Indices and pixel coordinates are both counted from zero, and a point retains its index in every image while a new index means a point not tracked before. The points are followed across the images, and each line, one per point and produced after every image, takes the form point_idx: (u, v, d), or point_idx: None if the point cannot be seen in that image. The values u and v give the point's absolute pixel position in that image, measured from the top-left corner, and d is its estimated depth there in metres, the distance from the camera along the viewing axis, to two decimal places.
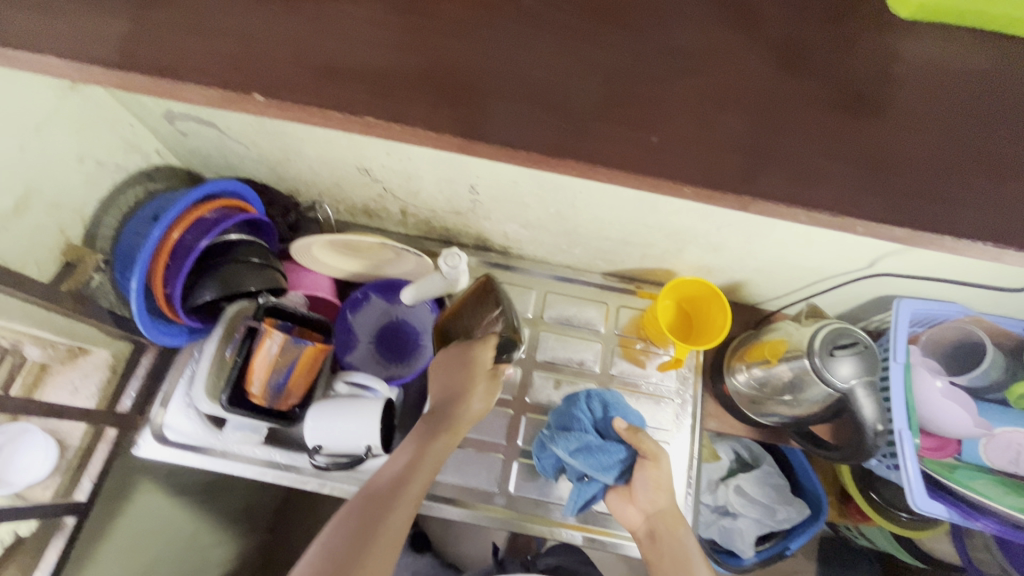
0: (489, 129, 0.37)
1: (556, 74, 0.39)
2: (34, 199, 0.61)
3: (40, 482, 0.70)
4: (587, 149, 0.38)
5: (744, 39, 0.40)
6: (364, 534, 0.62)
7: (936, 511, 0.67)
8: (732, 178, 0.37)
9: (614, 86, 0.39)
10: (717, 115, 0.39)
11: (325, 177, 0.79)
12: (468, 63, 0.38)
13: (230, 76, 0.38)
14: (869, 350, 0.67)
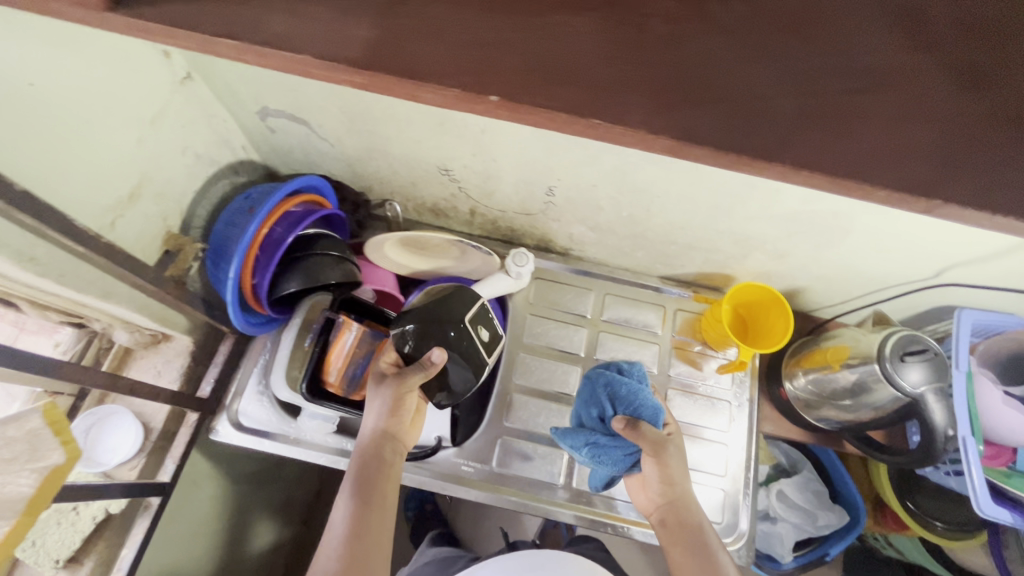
0: (684, 125, 0.31)
1: (746, 67, 0.33)
2: (145, 188, 0.64)
3: (127, 462, 0.74)
4: (793, 148, 0.31)
5: (930, 35, 0.35)
6: (363, 512, 0.63)
7: (1000, 516, 0.69)
8: (939, 178, 0.31)
9: (812, 83, 0.32)
10: (912, 115, 0.32)
11: (401, 176, 0.82)
12: (666, 48, 0.32)
13: (454, 61, 0.33)
14: (939, 358, 0.69)
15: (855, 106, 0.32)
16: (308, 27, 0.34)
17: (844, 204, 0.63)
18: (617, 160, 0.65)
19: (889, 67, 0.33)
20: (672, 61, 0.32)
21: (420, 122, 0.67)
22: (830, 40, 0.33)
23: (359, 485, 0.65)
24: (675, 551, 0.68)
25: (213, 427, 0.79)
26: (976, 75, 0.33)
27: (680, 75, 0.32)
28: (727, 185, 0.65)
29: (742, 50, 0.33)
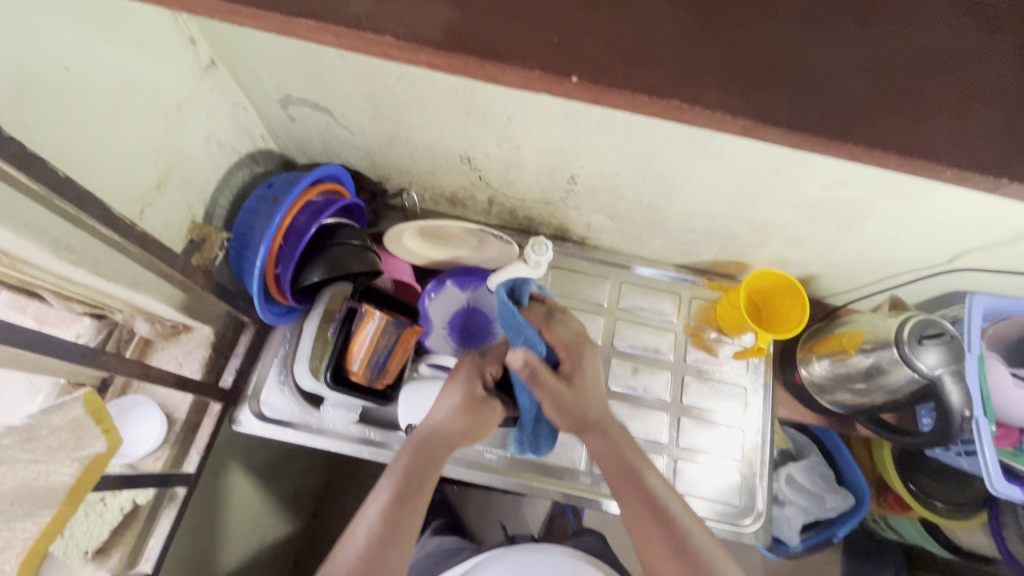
0: (766, 111, 0.32)
1: (817, 53, 0.33)
2: (172, 176, 0.64)
3: (153, 453, 0.74)
4: (864, 132, 0.32)
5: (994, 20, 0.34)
6: (398, 514, 0.65)
7: (1011, 493, 0.71)
8: (997, 161, 0.32)
9: (881, 68, 0.33)
10: (972, 104, 0.33)
11: (421, 165, 0.82)
12: (739, 36, 0.33)
13: (530, 47, 0.33)
14: (955, 342, 0.71)
15: (918, 91, 0.32)
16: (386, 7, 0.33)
17: (867, 190, 0.64)
18: (644, 147, 0.66)
19: (954, 49, 0.33)
20: (745, 47, 0.33)
21: (446, 110, 0.67)
22: (896, 24, 0.34)
23: (401, 487, 0.67)
24: (638, 530, 0.67)
25: (236, 417, 0.79)
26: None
27: (756, 61, 0.32)
28: (752, 172, 0.66)
29: (815, 32, 0.33)
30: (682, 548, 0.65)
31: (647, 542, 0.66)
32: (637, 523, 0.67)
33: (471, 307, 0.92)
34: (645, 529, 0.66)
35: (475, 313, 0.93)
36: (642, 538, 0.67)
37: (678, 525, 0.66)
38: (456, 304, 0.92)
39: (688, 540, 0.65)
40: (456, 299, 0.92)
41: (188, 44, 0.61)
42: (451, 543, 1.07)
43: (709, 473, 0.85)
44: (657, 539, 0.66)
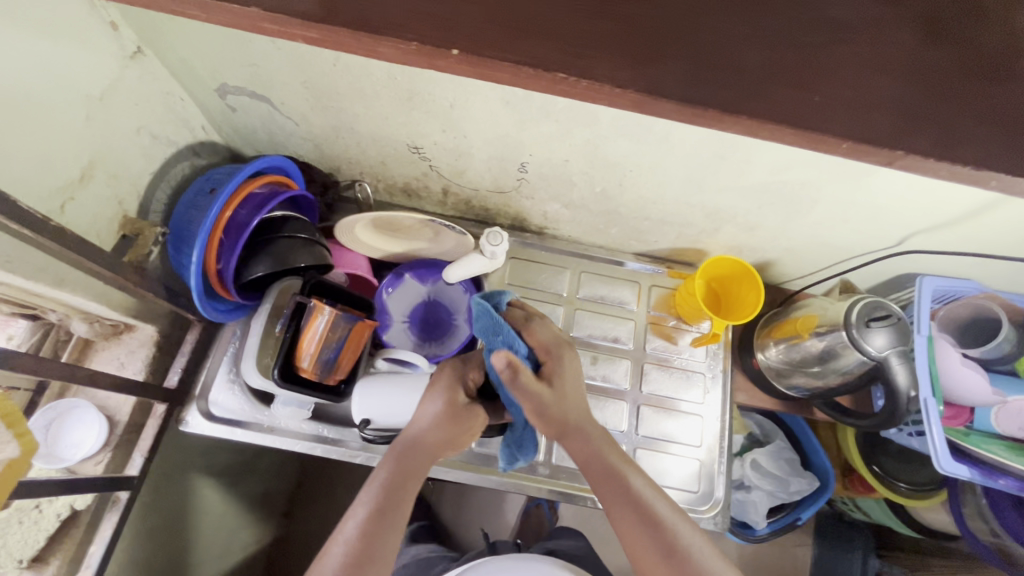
0: (659, 81, 0.32)
1: (719, 27, 0.33)
2: (97, 169, 0.62)
3: (92, 457, 0.71)
4: (759, 105, 0.33)
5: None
6: (376, 527, 0.62)
7: (957, 471, 0.72)
8: (887, 133, 0.33)
9: (776, 43, 0.33)
10: (873, 78, 0.33)
11: (370, 155, 0.80)
12: (630, 6, 0.33)
13: (407, 19, 0.34)
14: (902, 323, 0.72)
15: (816, 61, 0.33)
16: None
17: (811, 174, 0.64)
18: (589, 133, 0.65)
19: (854, 22, 0.34)
20: (647, 18, 0.33)
21: (387, 97, 0.65)
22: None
23: (379, 499, 0.64)
24: (617, 510, 0.65)
25: (182, 418, 0.77)
26: (938, 27, 0.34)
27: (654, 30, 0.33)
28: (697, 157, 0.65)
29: (717, 8, 0.34)
30: (662, 536, 0.62)
31: (629, 531, 0.64)
32: (617, 508, 0.64)
33: (429, 302, 0.91)
34: (620, 509, 0.64)
35: (433, 307, 0.91)
36: (622, 521, 0.64)
37: (644, 506, 0.64)
38: (414, 299, 0.91)
39: (660, 522, 0.63)
40: (417, 292, 0.91)
41: (110, 30, 0.58)
42: (427, 552, 1.07)
43: (668, 460, 0.85)
44: (637, 525, 0.63)
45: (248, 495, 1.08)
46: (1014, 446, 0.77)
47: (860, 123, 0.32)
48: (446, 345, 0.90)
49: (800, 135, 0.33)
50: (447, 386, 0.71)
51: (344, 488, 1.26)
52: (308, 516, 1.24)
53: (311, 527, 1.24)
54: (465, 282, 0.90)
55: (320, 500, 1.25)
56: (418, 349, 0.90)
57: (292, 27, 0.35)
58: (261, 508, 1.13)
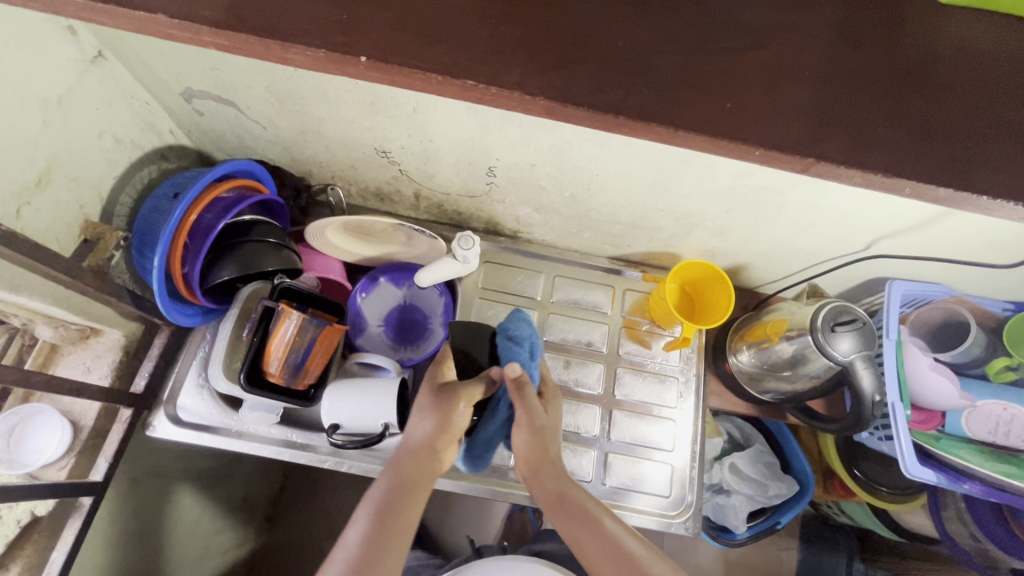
0: (577, 90, 0.34)
1: (639, 39, 0.35)
2: (55, 173, 0.62)
3: (55, 463, 0.71)
4: (677, 113, 0.34)
5: (816, 6, 0.36)
6: (380, 533, 0.62)
7: (923, 475, 0.73)
8: (802, 139, 0.34)
9: (692, 53, 0.35)
10: (788, 84, 0.35)
11: (340, 159, 0.80)
12: (553, 19, 0.35)
13: (326, 30, 0.35)
14: (867, 326, 0.72)
15: (732, 68, 0.35)
16: None
17: (773, 179, 0.64)
18: (552, 138, 0.64)
19: (768, 32, 0.35)
20: (562, 26, 0.35)
21: (350, 102, 0.65)
22: (717, 0, 0.35)
23: (382, 505, 0.64)
24: (591, 551, 0.64)
25: (150, 422, 0.77)
26: (851, 37, 0.35)
27: (567, 36, 0.35)
28: (660, 162, 0.65)
29: (638, 20, 0.35)
30: (632, 570, 0.62)
31: (598, 565, 0.63)
32: (589, 552, 0.64)
33: (404, 305, 0.91)
34: (592, 546, 0.64)
35: (408, 310, 0.91)
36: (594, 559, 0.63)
37: (615, 545, 0.64)
38: (389, 302, 0.91)
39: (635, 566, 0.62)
40: (392, 296, 0.91)
41: (67, 34, 0.58)
42: (413, 560, 1.07)
43: (641, 465, 0.85)
44: (609, 564, 0.63)
45: (226, 501, 1.08)
46: (984, 449, 0.77)
47: (772, 131, 0.33)
48: (420, 349, 0.90)
49: (721, 142, 0.34)
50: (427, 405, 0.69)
51: (325, 492, 1.25)
52: (289, 521, 1.23)
53: (292, 533, 1.23)
54: (439, 286, 0.89)
55: (301, 506, 1.25)
56: (392, 352, 0.90)
57: (207, 35, 0.36)
58: (240, 514, 1.13)
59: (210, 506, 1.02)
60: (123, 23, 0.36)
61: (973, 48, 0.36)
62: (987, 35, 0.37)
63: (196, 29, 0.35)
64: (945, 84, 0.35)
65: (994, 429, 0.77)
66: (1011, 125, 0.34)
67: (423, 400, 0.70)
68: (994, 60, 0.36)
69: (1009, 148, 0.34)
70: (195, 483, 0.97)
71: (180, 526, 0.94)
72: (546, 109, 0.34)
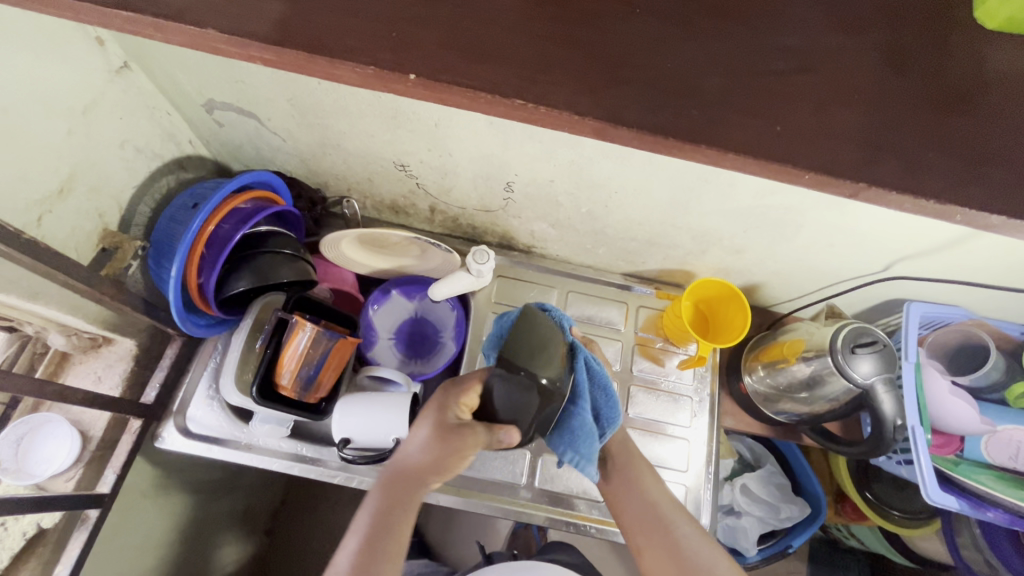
0: (616, 110, 0.34)
1: (677, 62, 0.35)
2: (77, 182, 0.62)
3: (63, 474, 0.71)
4: (715, 134, 0.34)
5: (852, 32, 0.36)
6: (372, 558, 0.55)
7: (945, 502, 0.72)
8: (841, 162, 0.33)
9: (729, 76, 0.35)
10: (825, 109, 0.34)
11: (358, 172, 0.80)
12: (591, 41, 0.35)
13: (368, 48, 0.35)
14: (888, 349, 0.71)
15: (772, 92, 0.34)
16: (211, 4, 0.35)
17: (795, 199, 0.64)
18: (573, 154, 0.64)
19: (806, 56, 0.35)
20: (602, 46, 0.35)
21: (372, 116, 0.65)
22: (755, 26, 0.36)
23: (372, 531, 0.57)
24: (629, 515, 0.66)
25: (159, 434, 0.76)
26: (890, 62, 0.35)
27: (608, 56, 0.35)
28: (681, 181, 0.65)
29: (675, 45, 0.35)
30: (661, 532, 0.64)
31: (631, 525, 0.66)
32: (629, 518, 0.66)
33: (415, 318, 0.91)
34: (633, 518, 0.66)
35: (418, 325, 0.91)
36: (638, 531, 0.65)
37: (647, 505, 0.66)
38: (400, 316, 0.91)
39: (664, 525, 0.65)
40: (403, 308, 0.91)
41: (95, 45, 0.59)
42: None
43: None
44: (645, 527, 0.65)
45: (228, 514, 1.06)
46: (1004, 476, 0.75)
47: (812, 154, 0.33)
48: (431, 363, 0.89)
49: (762, 164, 0.33)
50: (438, 438, 0.61)
51: (328, 506, 1.24)
52: (291, 535, 1.22)
53: (293, 548, 1.21)
54: (452, 300, 0.89)
55: (303, 521, 1.23)
56: (402, 366, 0.89)
57: (247, 48, 0.35)
58: (242, 527, 1.11)
59: (213, 520, 1.00)
60: (160, 34, 0.36)
61: (1016, 74, 0.36)
62: None
63: (235, 41, 0.35)
64: (987, 111, 0.35)
65: (1015, 455, 0.76)
66: None
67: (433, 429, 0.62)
68: None
69: None
70: (199, 495, 0.96)
71: (182, 539, 0.93)
72: (586, 129, 0.34)
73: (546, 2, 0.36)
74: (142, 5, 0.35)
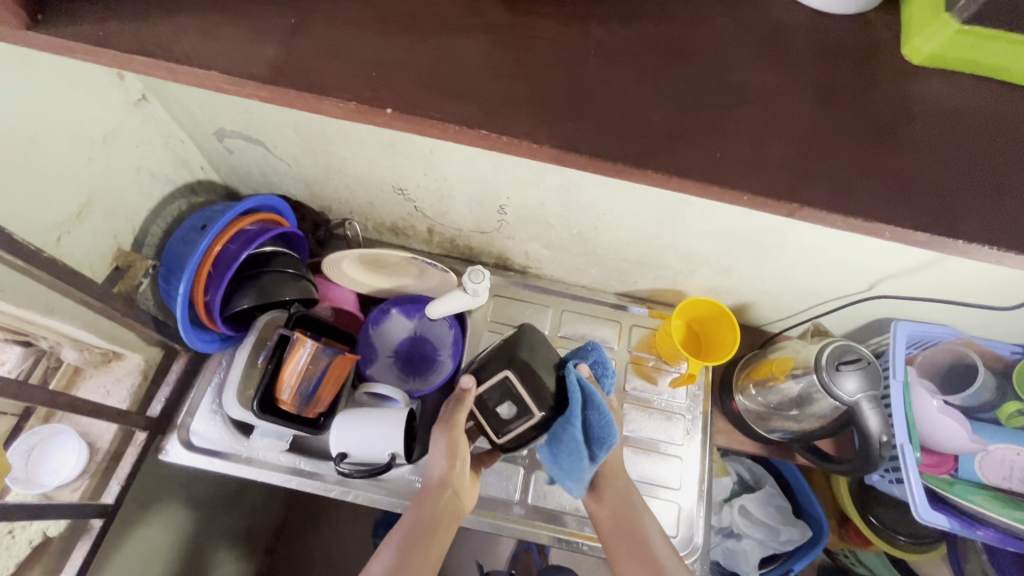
0: (579, 139, 0.37)
1: (633, 96, 0.38)
2: (95, 205, 0.66)
3: (70, 484, 0.74)
4: (670, 161, 0.36)
5: (794, 68, 0.39)
6: (411, 553, 0.62)
7: (936, 521, 0.72)
8: (787, 186, 0.36)
9: (682, 109, 0.38)
10: (770, 137, 0.37)
11: (359, 196, 0.84)
12: (556, 79, 0.38)
13: (353, 85, 0.38)
14: (872, 366, 0.72)
15: (722, 123, 0.38)
16: (214, 47, 0.39)
17: (773, 221, 0.66)
18: (560, 178, 0.68)
19: (752, 90, 0.38)
20: (565, 84, 0.38)
21: (371, 143, 0.69)
22: (706, 63, 0.39)
23: (413, 527, 0.65)
24: (625, 554, 0.68)
25: (164, 446, 0.79)
26: (830, 95, 0.38)
27: (570, 93, 0.38)
28: (664, 203, 0.68)
29: (633, 81, 0.38)
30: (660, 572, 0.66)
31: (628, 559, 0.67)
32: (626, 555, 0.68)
33: (414, 337, 0.93)
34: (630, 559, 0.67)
35: (417, 343, 0.93)
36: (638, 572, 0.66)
37: (647, 547, 0.68)
38: (400, 334, 0.93)
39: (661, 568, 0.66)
40: (403, 327, 0.93)
41: (116, 80, 0.63)
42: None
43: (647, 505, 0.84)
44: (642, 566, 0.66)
45: (230, 531, 1.07)
46: (999, 496, 0.75)
47: (759, 178, 0.36)
48: (428, 381, 0.91)
49: (712, 188, 0.36)
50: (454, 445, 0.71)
51: (329, 525, 1.24)
52: (291, 554, 1.22)
53: (293, 568, 1.21)
54: (449, 318, 0.91)
55: (304, 539, 1.23)
56: (401, 383, 0.92)
57: (245, 86, 0.39)
58: (243, 545, 1.12)
59: (215, 536, 1.02)
60: (169, 76, 0.40)
61: (950, 107, 0.39)
62: (965, 96, 0.39)
63: (234, 80, 0.39)
64: (923, 138, 0.38)
65: (1008, 475, 0.76)
66: (985, 174, 0.37)
67: (448, 438, 0.71)
68: (972, 118, 0.38)
69: (986, 196, 0.36)
70: (201, 511, 0.98)
71: (184, 554, 0.94)
72: (550, 156, 0.37)
73: (514, 43, 0.39)
74: (153, 49, 0.39)
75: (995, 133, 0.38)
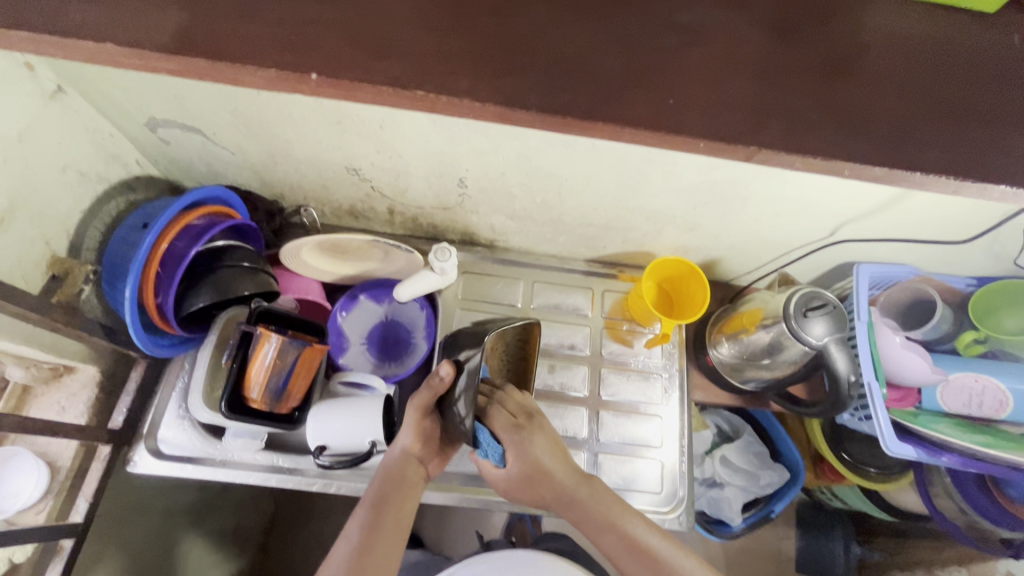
0: (525, 95, 0.35)
1: (580, 45, 0.36)
2: (18, 210, 0.62)
3: (32, 507, 0.71)
4: (620, 112, 0.35)
5: (742, 6, 0.38)
6: (378, 520, 0.65)
7: (905, 452, 0.75)
8: (742, 129, 0.35)
9: (634, 56, 0.36)
10: (724, 79, 0.36)
11: (311, 179, 0.80)
12: (496, 32, 0.36)
13: (276, 52, 0.35)
14: (837, 310, 0.74)
15: (673, 67, 0.36)
16: (115, 19, 0.36)
17: (734, 172, 0.66)
18: (517, 146, 0.66)
19: (701, 30, 0.37)
20: (505, 35, 0.36)
21: (317, 121, 0.65)
22: (654, 6, 0.37)
23: (378, 499, 0.66)
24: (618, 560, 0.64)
25: (131, 457, 0.76)
26: (780, 33, 0.38)
27: (513, 46, 0.36)
28: (625, 163, 0.67)
29: (577, 29, 0.36)
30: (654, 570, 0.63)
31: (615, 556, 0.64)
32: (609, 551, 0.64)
33: (384, 321, 0.89)
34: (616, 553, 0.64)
35: (389, 327, 0.89)
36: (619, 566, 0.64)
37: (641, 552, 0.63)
38: (368, 319, 0.89)
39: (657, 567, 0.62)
40: (371, 312, 0.89)
41: (24, 70, 0.58)
42: (418, 555, 1.05)
43: (630, 466, 0.85)
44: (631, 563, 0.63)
45: (217, 535, 1.05)
46: (961, 422, 0.79)
47: (712, 125, 0.35)
48: (404, 365, 0.88)
49: (659, 135, 0.35)
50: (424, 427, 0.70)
51: (319, 518, 1.22)
52: (282, 551, 1.21)
53: (286, 564, 1.20)
54: (419, 299, 0.88)
55: (294, 536, 1.22)
56: (376, 369, 0.88)
57: (152, 59, 0.36)
58: (231, 546, 1.10)
59: (200, 542, 1.00)
60: (70, 53, 0.37)
61: (901, 37, 0.38)
62: (916, 24, 0.39)
63: (142, 55, 0.36)
64: (871, 71, 0.37)
65: (968, 401, 0.79)
66: (935, 106, 0.37)
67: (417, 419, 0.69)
68: (922, 47, 0.38)
69: (936, 127, 0.36)
70: (182, 519, 0.95)
71: (168, 562, 0.92)
72: (496, 114, 0.35)
73: None
74: (40, 25, 0.36)
75: (947, 62, 0.38)
